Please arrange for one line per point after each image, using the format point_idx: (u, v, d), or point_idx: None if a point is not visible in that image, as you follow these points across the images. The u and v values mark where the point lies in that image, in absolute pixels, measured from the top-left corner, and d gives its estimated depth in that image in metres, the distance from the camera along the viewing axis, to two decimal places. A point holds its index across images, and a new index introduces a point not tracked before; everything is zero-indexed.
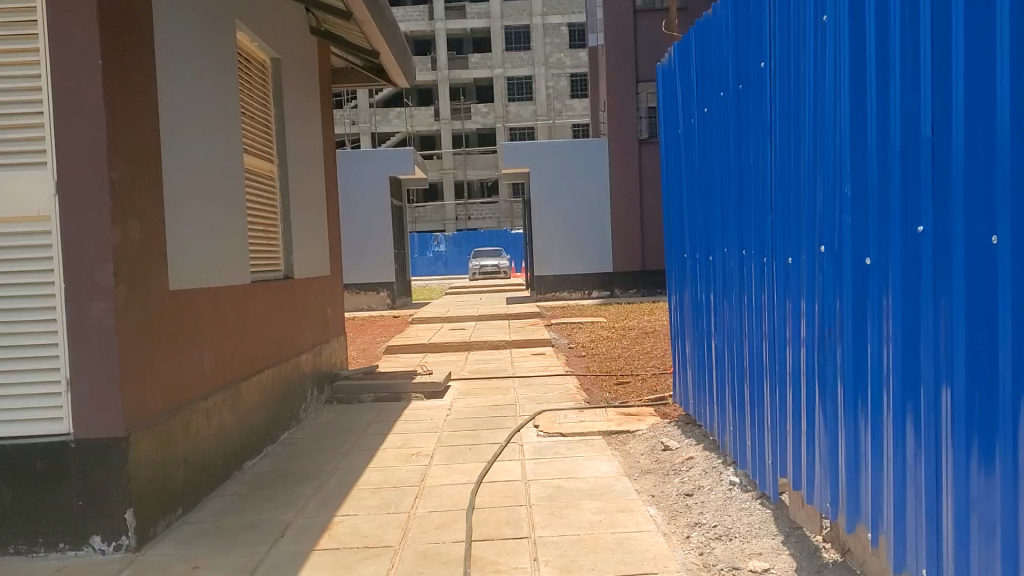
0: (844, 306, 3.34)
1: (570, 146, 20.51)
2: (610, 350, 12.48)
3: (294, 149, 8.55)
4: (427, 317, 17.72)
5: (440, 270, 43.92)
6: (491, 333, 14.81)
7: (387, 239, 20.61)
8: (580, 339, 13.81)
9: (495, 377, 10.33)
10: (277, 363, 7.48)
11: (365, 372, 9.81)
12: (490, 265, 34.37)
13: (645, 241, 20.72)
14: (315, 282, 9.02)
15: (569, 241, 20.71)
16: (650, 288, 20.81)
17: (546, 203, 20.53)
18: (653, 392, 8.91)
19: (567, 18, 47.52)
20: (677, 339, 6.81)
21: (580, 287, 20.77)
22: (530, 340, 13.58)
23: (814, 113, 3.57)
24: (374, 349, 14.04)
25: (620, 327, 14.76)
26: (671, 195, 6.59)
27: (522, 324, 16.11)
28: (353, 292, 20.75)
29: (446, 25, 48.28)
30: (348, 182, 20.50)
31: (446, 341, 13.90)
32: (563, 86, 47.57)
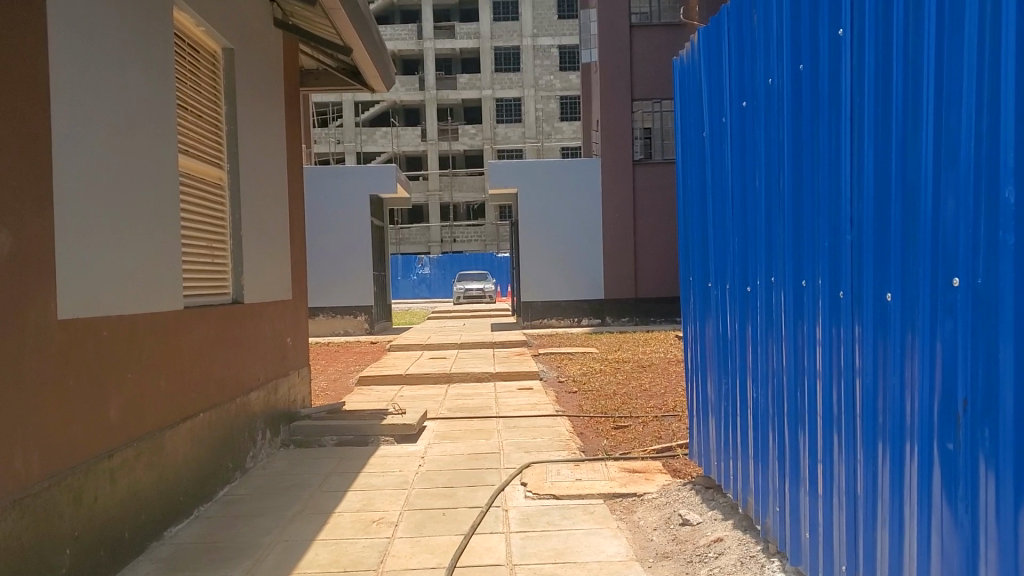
0: (1001, 368, 2.23)
1: (562, 165, 19.45)
2: (604, 386, 11.34)
3: (250, 155, 7.42)
4: (407, 344, 16.55)
5: (423, 293, 42.71)
6: (475, 363, 13.66)
7: (366, 260, 19.46)
8: (572, 372, 12.67)
9: (477, 417, 9.16)
10: (217, 404, 6.32)
11: (330, 411, 8.63)
12: (476, 288, 33.25)
13: (639, 267, 19.61)
14: (271, 307, 7.87)
15: (559, 264, 19.61)
16: (643, 316, 19.69)
17: (535, 225, 19.49)
18: (657, 440, 7.76)
19: (557, 40, 46.73)
20: (693, 383, 5.71)
21: (570, 314, 19.65)
22: (517, 373, 12.43)
23: (941, 86, 2.46)
24: (346, 380, 12.85)
25: (614, 360, 13.64)
26: (690, 213, 5.50)
27: (508, 353, 14.97)
28: (329, 315, 19.54)
29: (435, 44, 47.44)
30: (326, 200, 19.38)
31: (424, 372, 12.74)
32: (552, 108, 46.74)
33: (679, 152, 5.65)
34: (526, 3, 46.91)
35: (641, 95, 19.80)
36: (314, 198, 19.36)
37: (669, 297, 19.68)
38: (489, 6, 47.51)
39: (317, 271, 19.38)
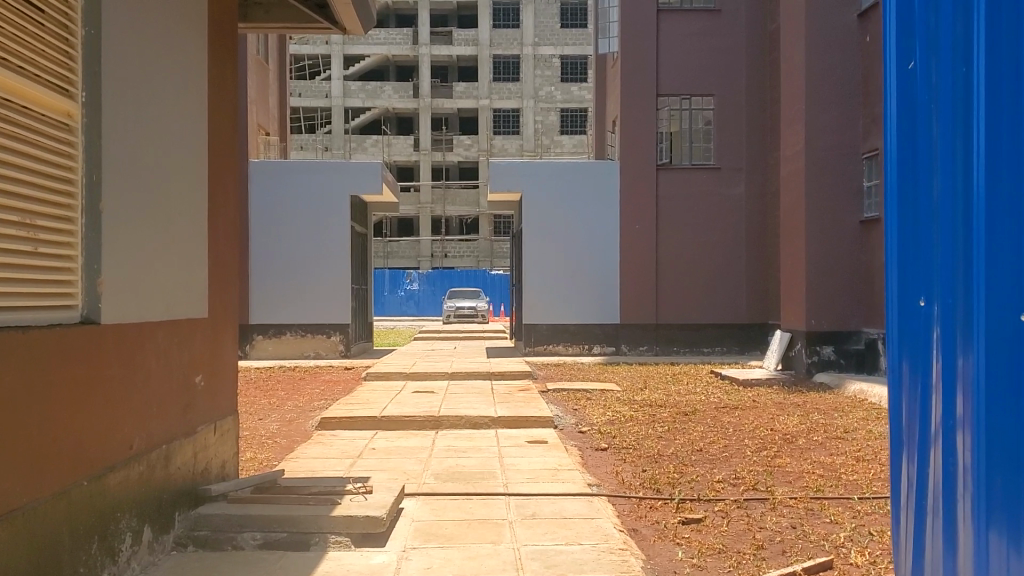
0: None
1: (576, 166, 16.71)
2: (643, 442, 8.56)
3: (132, 85, 4.60)
4: (388, 371, 13.73)
5: (411, 310, 39.73)
6: (469, 402, 10.79)
7: (344, 271, 16.66)
8: (595, 418, 9.89)
9: (477, 495, 6.33)
10: (20, 502, 3.50)
11: (257, 487, 5.85)
12: (467, 307, 30.62)
13: (661, 287, 16.73)
14: (163, 329, 5.07)
15: (568, 282, 16.79)
16: (664, 345, 16.74)
17: (541, 236, 16.77)
18: (761, 557, 4.92)
19: (559, 50, 44.28)
20: (912, 498, 2.98)
21: (580, 341, 16.80)
22: (524, 418, 9.61)
23: None
24: (304, 422, 10.00)
25: (645, 402, 10.87)
26: (918, 185, 2.89)
27: (509, 388, 12.19)
28: (297, 334, 16.66)
29: (431, 50, 44.68)
30: (300, 201, 16.61)
31: (406, 412, 9.92)
32: (553, 121, 44.34)
33: (893, 70, 3.04)
34: (527, 10, 44.48)
35: (668, 90, 16.79)
36: (284, 197, 16.59)
37: (695, 324, 16.69)
38: (488, 11, 44.87)
39: (287, 282, 16.62)
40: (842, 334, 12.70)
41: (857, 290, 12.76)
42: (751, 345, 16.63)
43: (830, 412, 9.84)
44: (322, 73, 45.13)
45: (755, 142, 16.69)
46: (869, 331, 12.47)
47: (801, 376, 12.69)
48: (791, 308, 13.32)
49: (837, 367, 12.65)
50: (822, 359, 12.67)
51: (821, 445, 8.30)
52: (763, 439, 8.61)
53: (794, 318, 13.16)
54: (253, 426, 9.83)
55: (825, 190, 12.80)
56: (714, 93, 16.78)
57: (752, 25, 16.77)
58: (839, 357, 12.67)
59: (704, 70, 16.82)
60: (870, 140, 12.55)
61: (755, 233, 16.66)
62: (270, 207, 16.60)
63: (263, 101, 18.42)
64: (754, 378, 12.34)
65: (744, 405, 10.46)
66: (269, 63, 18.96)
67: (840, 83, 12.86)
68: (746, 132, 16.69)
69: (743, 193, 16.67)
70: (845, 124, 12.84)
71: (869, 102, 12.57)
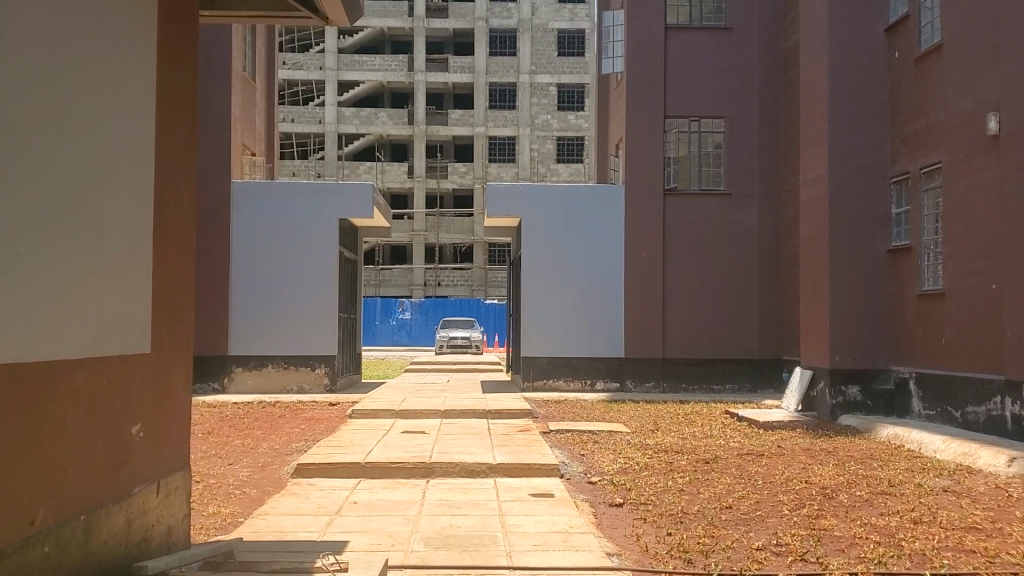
0: None
1: (578, 191, 15.79)
2: (663, 497, 7.53)
3: (39, 63, 3.61)
4: (375, 408, 12.70)
5: (403, 340, 38.61)
6: (463, 445, 9.75)
7: (332, 300, 15.66)
8: (606, 466, 8.87)
9: (474, 568, 5.31)
10: None
11: (208, 562, 4.81)
12: (460, 337, 29.65)
13: (668, 319, 15.72)
14: (86, 364, 4.05)
15: (570, 314, 15.78)
16: (672, 381, 15.69)
17: (541, 265, 15.81)
18: None
19: (556, 78, 43.88)
20: None
21: (582, 376, 15.75)
22: (525, 465, 8.58)
23: None
24: (279, 468, 8.93)
25: (658, 448, 9.83)
26: None
27: (507, 429, 11.17)
28: (279, 367, 15.58)
29: (426, 76, 43.93)
30: (285, 225, 15.64)
31: (394, 458, 8.88)
32: (549, 149, 43.60)
33: None
34: (525, 37, 44.08)
35: (676, 112, 15.90)
36: (268, 219, 15.62)
37: (704, 359, 15.68)
38: (485, 38, 44.23)
39: (270, 312, 15.57)
40: (870, 372, 11.70)
41: (884, 324, 11.78)
42: (764, 382, 15.60)
43: (867, 461, 8.84)
44: (315, 99, 44.25)
45: (767, 167, 15.78)
46: (899, 370, 11.48)
47: (825, 419, 11.71)
48: (812, 343, 12.34)
49: (864, 408, 11.67)
50: (848, 400, 11.69)
51: (866, 501, 7.28)
52: (798, 494, 7.59)
53: (816, 354, 12.18)
54: (221, 473, 8.78)
55: (850, 217, 11.86)
56: (725, 115, 15.89)
57: (765, 44, 15.90)
58: (867, 397, 11.68)
59: (714, 91, 15.93)
60: (898, 163, 11.64)
61: (767, 263, 15.68)
62: (253, 231, 15.61)
63: (248, 120, 17.46)
64: (773, 419, 11.34)
65: (768, 452, 9.45)
66: (256, 81, 18.04)
67: (864, 103, 11.96)
68: (758, 156, 15.79)
69: (755, 221, 15.75)
70: (871, 146, 11.92)
71: (898, 123, 11.66)
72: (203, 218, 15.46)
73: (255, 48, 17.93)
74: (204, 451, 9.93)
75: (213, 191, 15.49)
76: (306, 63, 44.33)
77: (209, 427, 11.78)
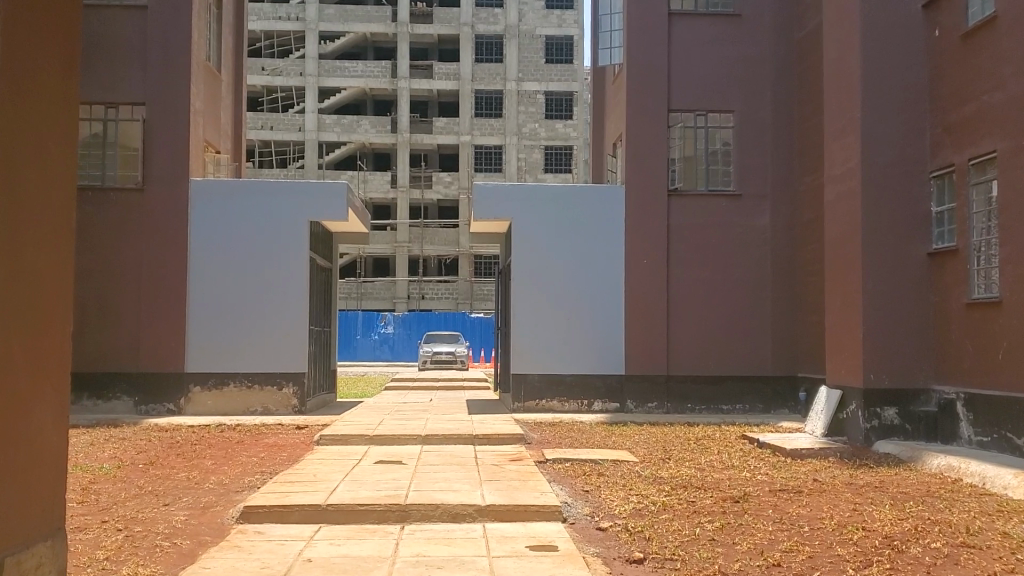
0: None
1: (573, 192, 14.39)
2: (695, 551, 6.08)
3: None
4: (347, 433, 11.19)
5: (386, 355, 37.04)
6: (445, 480, 8.26)
7: (301, 312, 14.16)
8: (617, 506, 7.41)
9: None
10: None
11: None
12: (445, 352, 28.19)
13: (673, 333, 14.29)
14: None
15: (565, 327, 14.32)
16: (676, 402, 14.25)
17: (533, 272, 14.33)
18: None
19: (544, 85, 42.62)
20: None
21: (578, 396, 14.27)
22: (519, 507, 7.10)
23: None
24: (224, 511, 7.40)
25: (675, 482, 8.38)
26: None
27: (498, 457, 9.70)
28: (242, 386, 14.06)
29: (410, 84, 42.42)
30: (250, 228, 14.15)
31: (362, 498, 7.38)
32: (536, 158, 42.32)
33: None
34: (511, 44, 42.76)
35: (680, 106, 14.50)
36: (231, 223, 14.12)
37: (712, 377, 14.25)
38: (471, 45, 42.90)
39: (232, 325, 14.06)
40: (907, 393, 10.33)
41: (924, 337, 10.39)
42: (777, 402, 14.20)
43: (928, 500, 7.42)
44: (295, 106, 42.61)
45: (780, 165, 14.44)
46: (942, 390, 10.10)
47: (858, 446, 10.28)
48: (841, 358, 10.93)
49: (902, 433, 10.28)
50: (885, 423, 10.30)
51: (947, 558, 5.83)
52: (859, 547, 6.13)
53: (846, 372, 10.77)
54: (152, 518, 7.22)
55: (884, 216, 10.49)
56: (734, 109, 14.53)
57: (777, 32, 14.57)
58: (905, 421, 10.30)
59: (721, 82, 14.57)
60: (940, 155, 10.29)
61: (781, 271, 14.31)
62: (214, 235, 14.09)
63: (212, 114, 15.93)
64: (801, 446, 9.92)
65: (807, 489, 7.99)
66: (222, 73, 16.53)
67: (901, 88, 10.59)
68: (770, 155, 14.45)
69: (767, 225, 14.38)
70: (909, 136, 10.55)
71: (940, 109, 10.31)
72: (158, 220, 13.95)
73: (221, 36, 16.41)
74: (138, 488, 8.36)
75: (171, 191, 13.97)
76: (286, 68, 42.70)
77: (153, 456, 10.22)
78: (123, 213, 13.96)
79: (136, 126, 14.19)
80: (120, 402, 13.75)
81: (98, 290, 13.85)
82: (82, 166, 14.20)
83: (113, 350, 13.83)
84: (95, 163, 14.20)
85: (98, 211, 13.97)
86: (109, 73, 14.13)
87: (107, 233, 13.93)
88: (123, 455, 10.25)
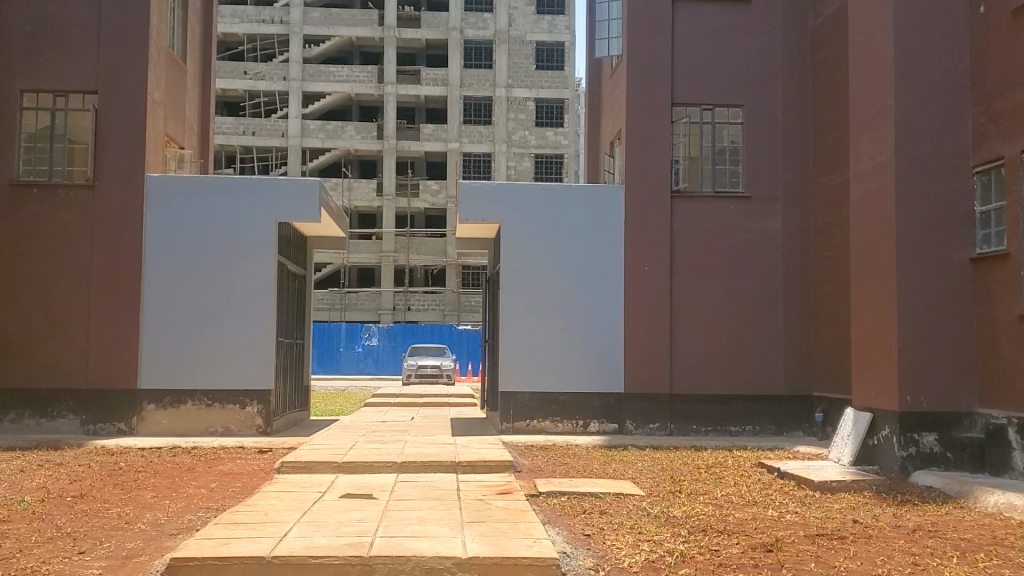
0: None
1: (569, 192, 13.15)
2: None
3: None
4: (312, 459, 9.87)
5: (370, 368, 35.63)
6: (420, 521, 6.96)
7: (268, 323, 12.84)
8: (626, 557, 6.12)
9: None
10: None
11: None
12: (429, 365, 26.89)
13: (677, 347, 13.04)
14: None
15: (558, 341, 13.05)
16: (680, 423, 12.97)
17: (523, 280, 13.07)
18: None
19: (534, 92, 41.49)
20: None
21: (572, 416, 13.00)
22: (509, 560, 5.82)
23: None
24: (149, 561, 6.07)
25: (691, 524, 7.10)
26: None
27: (484, 490, 8.41)
28: (201, 404, 12.72)
29: (397, 89, 41.03)
30: (213, 230, 12.84)
31: (318, 546, 6.08)
32: (525, 167, 41.14)
33: None
34: (501, 49, 41.61)
35: (686, 99, 13.29)
36: (191, 224, 12.81)
37: (720, 396, 13.00)
38: (459, 50, 41.70)
39: (191, 337, 12.73)
40: (949, 417, 9.10)
41: (968, 353, 9.17)
42: (790, 424, 12.98)
43: (1001, 552, 6.15)
44: (278, 111, 41.22)
45: (794, 166, 13.25)
46: (989, 414, 8.88)
47: (894, 477, 9.04)
48: (871, 377, 9.70)
49: (943, 463, 9.05)
50: (922, 452, 9.08)
51: None
52: None
53: (877, 393, 9.53)
54: (59, 570, 5.87)
55: (922, 216, 9.28)
56: (743, 104, 13.35)
57: (790, 21, 13.40)
58: (946, 449, 9.07)
59: (729, 74, 13.37)
60: (986, 147, 9.10)
61: (794, 281, 13.11)
62: (172, 237, 12.78)
63: (175, 106, 14.63)
64: (830, 478, 8.67)
65: (851, 535, 6.71)
66: (187, 62, 15.25)
67: (940, 73, 9.39)
68: (783, 153, 13.26)
69: (779, 229, 13.18)
70: (949, 126, 9.35)
71: (985, 96, 9.13)
72: (111, 219, 12.64)
73: (186, 23, 15.14)
74: (55, 529, 7.01)
75: (124, 187, 12.66)
76: (269, 72, 41.27)
77: (86, 487, 8.86)
78: (72, 211, 12.67)
79: (87, 116, 12.88)
80: (66, 420, 12.41)
81: (43, 295, 12.53)
82: (26, 160, 12.89)
83: (58, 362, 12.49)
84: (42, 157, 12.91)
85: (45, 209, 12.67)
86: (58, 58, 12.82)
87: (54, 232, 12.64)
88: (52, 485, 8.88)
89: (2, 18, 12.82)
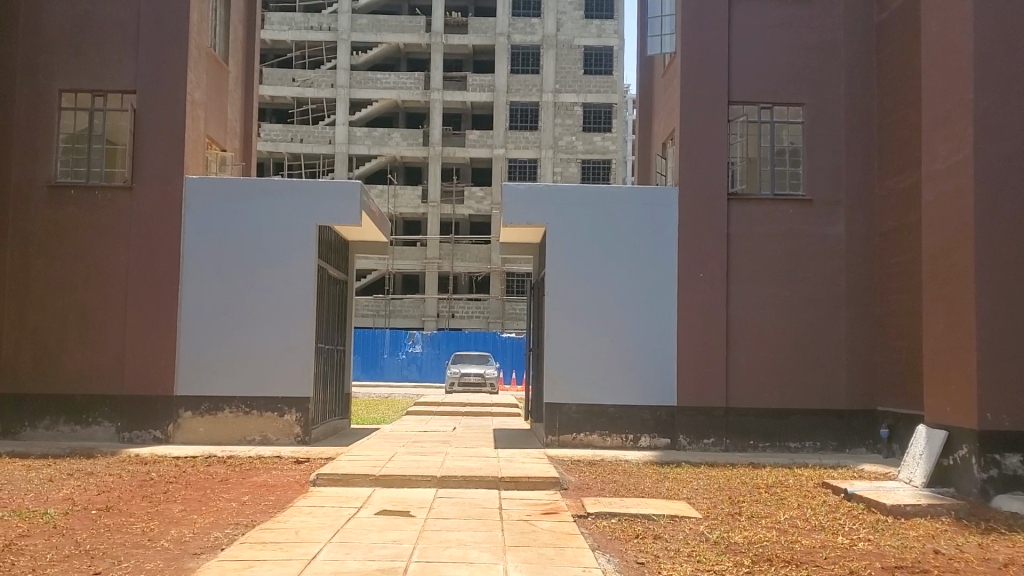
0: None
1: (619, 195, 12.60)
2: None
3: None
4: (349, 471, 9.42)
5: (414, 376, 35.27)
6: (459, 544, 6.44)
7: (307, 329, 12.45)
8: None
9: None
10: None
11: None
12: (473, 372, 26.43)
13: (733, 358, 12.39)
14: None
15: (607, 351, 12.48)
16: (736, 438, 12.31)
17: (571, 287, 12.52)
18: None
19: (581, 97, 40.84)
20: None
21: (621, 429, 12.41)
22: None
23: None
24: None
25: (755, 552, 6.48)
26: None
27: (528, 509, 7.87)
28: (238, 412, 12.37)
29: (443, 96, 40.90)
30: (252, 234, 12.51)
31: (348, 571, 5.60)
32: (572, 172, 40.49)
33: None
34: (548, 54, 41.08)
35: (742, 98, 12.67)
36: (230, 228, 12.49)
37: (778, 410, 12.33)
38: (506, 55, 41.27)
39: (228, 343, 12.39)
40: None
41: None
42: (853, 441, 12.26)
43: None
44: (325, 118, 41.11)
45: (858, 167, 12.55)
46: None
47: (974, 501, 8.33)
48: (946, 393, 8.98)
49: None
50: (1005, 473, 8.36)
51: None
52: None
53: (954, 410, 8.82)
54: None
55: (1005, 219, 8.57)
56: (804, 102, 12.69)
57: (854, 16, 12.71)
58: None
59: (789, 72, 12.73)
60: None
61: (857, 288, 12.40)
62: (211, 241, 12.46)
63: (216, 107, 14.36)
64: (904, 502, 7.98)
65: (935, 569, 6.05)
66: (229, 64, 15.00)
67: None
68: (847, 154, 12.56)
69: (841, 233, 12.48)
70: None
71: None
72: (149, 222, 12.37)
73: (228, 24, 14.90)
74: (74, 546, 6.61)
75: (162, 190, 12.38)
76: (317, 79, 41.07)
77: (113, 499, 8.49)
78: (109, 213, 12.43)
79: (126, 117, 12.67)
80: (101, 428, 12.14)
81: (79, 299, 12.29)
82: (64, 162, 12.68)
83: (93, 368, 12.22)
84: (79, 159, 12.70)
85: (82, 212, 12.44)
86: (98, 58, 12.60)
87: (91, 235, 12.40)
88: (78, 497, 8.52)
89: (42, 17, 12.65)
